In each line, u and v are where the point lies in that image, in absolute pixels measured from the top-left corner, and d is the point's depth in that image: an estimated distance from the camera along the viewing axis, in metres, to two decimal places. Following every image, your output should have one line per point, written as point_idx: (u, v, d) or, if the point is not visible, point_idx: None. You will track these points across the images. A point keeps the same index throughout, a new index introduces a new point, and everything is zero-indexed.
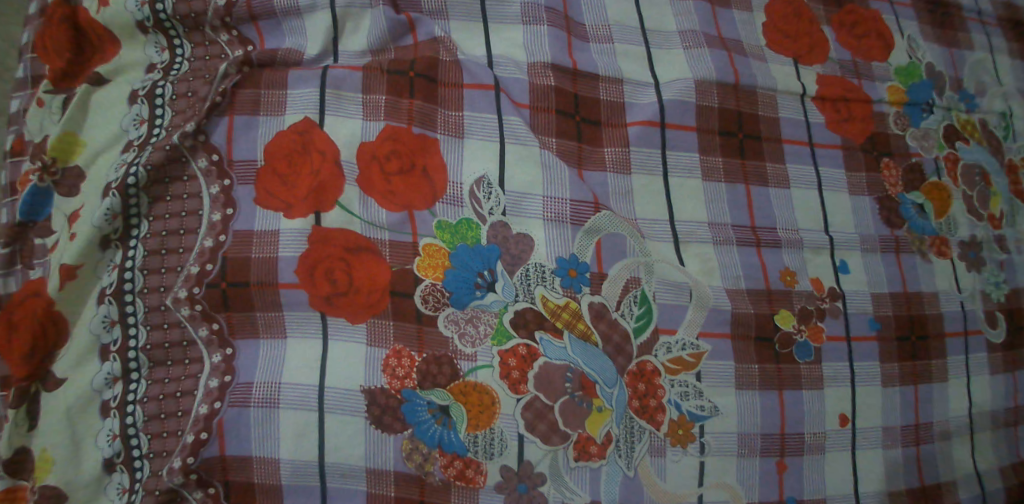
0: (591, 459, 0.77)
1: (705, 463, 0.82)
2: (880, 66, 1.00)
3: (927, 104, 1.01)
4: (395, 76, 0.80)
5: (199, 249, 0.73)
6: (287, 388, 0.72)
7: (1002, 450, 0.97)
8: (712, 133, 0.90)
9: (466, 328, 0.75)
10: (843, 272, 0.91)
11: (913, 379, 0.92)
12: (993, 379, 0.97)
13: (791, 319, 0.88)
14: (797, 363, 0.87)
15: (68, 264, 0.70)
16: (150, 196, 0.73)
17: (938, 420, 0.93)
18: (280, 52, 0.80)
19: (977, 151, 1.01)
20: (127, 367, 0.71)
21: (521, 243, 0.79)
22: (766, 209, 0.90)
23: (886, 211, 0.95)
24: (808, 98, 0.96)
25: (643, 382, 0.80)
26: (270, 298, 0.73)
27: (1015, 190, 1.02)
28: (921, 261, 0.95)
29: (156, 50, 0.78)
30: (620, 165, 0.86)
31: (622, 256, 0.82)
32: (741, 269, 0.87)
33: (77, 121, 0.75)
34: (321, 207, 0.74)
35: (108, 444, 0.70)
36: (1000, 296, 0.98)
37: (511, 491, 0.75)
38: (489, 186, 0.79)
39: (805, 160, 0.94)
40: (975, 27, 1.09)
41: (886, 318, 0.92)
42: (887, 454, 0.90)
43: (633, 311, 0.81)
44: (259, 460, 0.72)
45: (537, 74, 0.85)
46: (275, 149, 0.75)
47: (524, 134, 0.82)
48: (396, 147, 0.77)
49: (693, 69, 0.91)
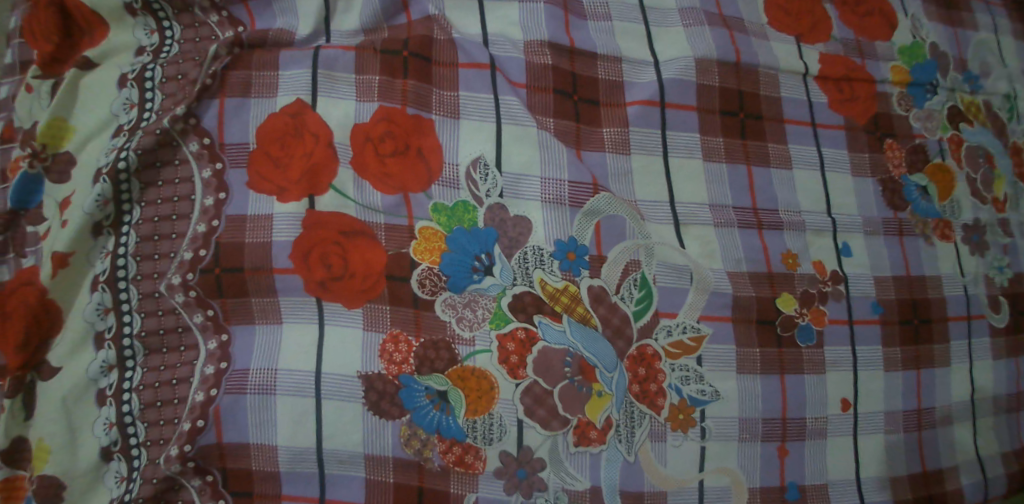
0: (591, 444, 0.76)
1: (706, 448, 0.81)
2: (883, 44, 0.99)
3: (930, 84, 0.99)
4: (388, 56, 0.78)
5: (192, 234, 0.72)
6: (283, 374, 0.71)
7: (1004, 434, 0.96)
8: (712, 113, 0.89)
9: (464, 313, 0.74)
10: (846, 255, 0.90)
11: (916, 363, 0.91)
12: (996, 363, 0.96)
13: (793, 302, 0.87)
14: (799, 347, 0.86)
15: (60, 251, 0.69)
16: (141, 182, 0.72)
17: (941, 405, 0.92)
18: (272, 32, 0.78)
19: (980, 133, 1.00)
20: (122, 355, 0.70)
21: (519, 225, 0.77)
22: (768, 191, 0.89)
23: (889, 192, 0.94)
24: (811, 78, 0.94)
25: (643, 366, 0.79)
26: (264, 283, 0.72)
27: (1019, 172, 1.01)
28: (925, 244, 0.94)
29: (145, 33, 0.76)
30: (619, 146, 0.85)
31: (622, 238, 0.81)
32: (742, 252, 0.86)
33: (67, 106, 0.73)
34: (315, 190, 0.73)
35: (105, 433, 0.69)
36: (1004, 280, 0.97)
37: (511, 477, 0.74)
38: (486, 168, 0.78)
39: (807, 140, 0.92)
40: (979, 6, 1.07)
41: (889, 301, 0.91)
42: (889, 439, 0.89)
43: (633, 294, 0.80)
44: (257, 447, 0.71)
45: (534, 53, 0.84)
46: (267, 131, 0.74)
47: (521, 115, 0.80)
48: (391, 129, 0.76)
49: (694, 47, 0.89)
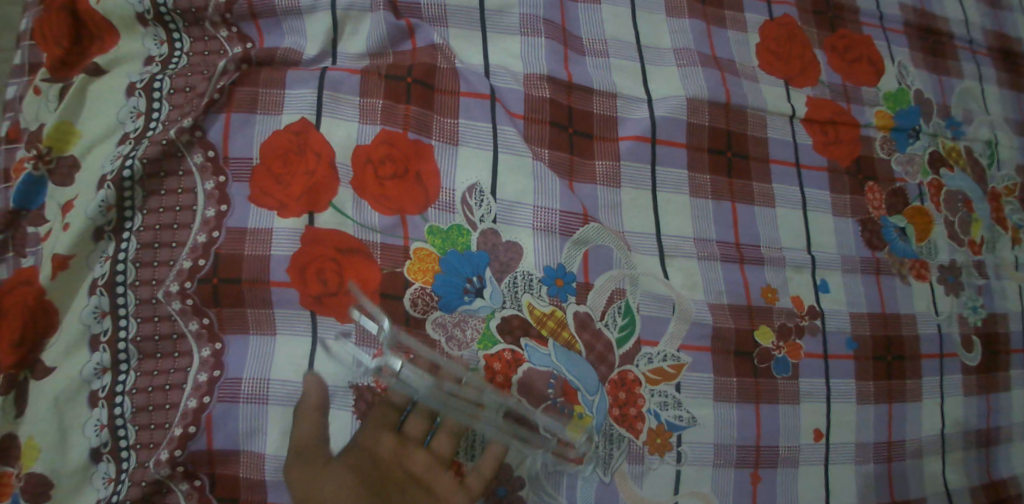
0: (569, 464, 0.79)
1: (682, 472, 0.83)
2: (869, 89, 1.03)
3: (913, 129, 1.03)
4: (393, 81, 0.81)
5: (192, 244, 0.74)
6: (275, 384, 0.73)
7: (972, 469, 0.99)
8: (701, 150, 0.92)
9: (453, 332, 0.77)
10: (823, 291, 0.93)
11: (887, 398, 0.94)
12: (967, 400, 0.99)
13: (770, 335, 0.90)
14: (775, 378, 0.89)
15: (61, 254, 0.71)
16: (145, 190, 0.74)
17: (911, 439, 0.95)
18: (280, 51, 0.81)
19: (960, 178, 1.04)
20: (116, 358, 0.71)
21: (510, 250, 0.80)
22: (751, 227, 0.92)
23: (868, 232, 0.97)
24: (797, 119, 0.98)
25: (624, 390, 0.82)
26: (261, 295, 0.74)
27: (996, 217, 1.05)
28: (901, 283, 0.98)
29: (154, 43, 0.79)
30: (609, 178, 0.88)
31: (609, 267, 0.84)
32: (724, 284, 0.89)
33: (74, 111, 0.75)
34: (314, 208, 0.76)
35: (95, 434, 0.70)
36: (977, 320, 1.01)
37: (491, 494, 0.76)
38: (482, 194, 0.81)
39: (791, 180, 0.96)
40: (966, 55, 1.11)
41: (863, 338, 0.94)
42: (860, 470, 0.92)
43: (617, 321, 0.83)
44: (247, 454, 0.73)
45: (532, 85, 0.87)
46: (272, 148, 0.76)
47: (517, 145, 0.83)
48: (392, 152, 0.79)
49: (686, 86, 0.93)
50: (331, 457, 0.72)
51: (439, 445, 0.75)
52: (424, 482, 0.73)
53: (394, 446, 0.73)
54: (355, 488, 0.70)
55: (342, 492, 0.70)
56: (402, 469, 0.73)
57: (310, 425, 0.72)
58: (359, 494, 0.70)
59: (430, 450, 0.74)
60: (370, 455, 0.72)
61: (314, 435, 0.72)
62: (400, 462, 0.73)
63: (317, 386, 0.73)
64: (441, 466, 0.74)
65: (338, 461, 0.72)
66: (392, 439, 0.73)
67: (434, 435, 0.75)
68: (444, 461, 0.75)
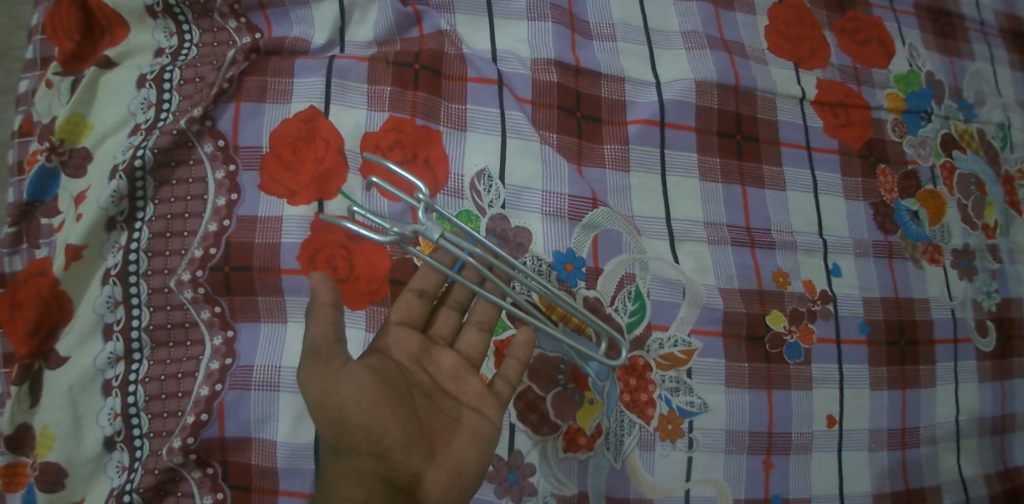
0: (579, 450, 0.79)
1: (694, 458, 0.83)
2: (879, 72, 1.02)
3: (924, 112, 1.02)
4: (400, 68, 0.81)
5: (203, 232, 0.74)
6: (286, 371, 0.73)
7: (987, 457, 0.98)
8: (710, 133, 0.91)
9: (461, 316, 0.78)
10: (836, 275, 0.93)
11: (901, 383, 0.93)
12: (981, 385, 0.98)
13: (782, 319, 0.89)
14: (787, 363, 0.88)
15: (74, 244, 0.72)
16: (156, 180, 0.74)
17: (925, 426, 0.94)
18: (288, 40, 0.81)
19: (973, 160, 1.03)
20: (129, 347, 0.72)
21: (520, 235, 0.80)
22: (761, 211, 0.92)
23: (880, 216, 0.97)
24: (808, 102, 0.97)
25: (635, 376, 0.82)
26: (271, 283, 0.75)
27: (1010, 200, 1.04)
28: (914, 268, 0.97)
29: (164, 35, 0.79)
30: (618, 163, 0.88)
31: (618, 252, 0.84)
32: (734, 269, 0.89)
33: (86, 104, 0.76)
34: (324, 195, 0.77)
35: (109, 423, 0.71)
36: (992, 305, 1.00)
37: (501, 481, 0.76)
38: (490, 180, 0.81)
39: (802, 163, 0.95)
40: (977, 37, 1.10)
41: (877, 322, 0.93)
42: (873, 457, 0.91)
43: (627, 306, 0.83)
44: (258, 441, 0.73)
45: (540, 70, 0.87)
46: (281, 136, 0.77)
47: (525, 130, 0.83)
48: (399, 138, 0.79)
49: (694, 70, 0.92)
50: (348, 360, 0.64)
51: (467, 347, 0.73)
52: (450, 389, 0.70)
53: (419, 347, 0.70)
54: (377, 392, 0.63)
55: (363, 395, 0.63)
56: (426, 373, 0.70)
57: (325, 323, 0.62)
58: (381, 399, 0.63)
59: (457, 351, 0.73)
60: (389, 359, 0.68)
61: (330, 333, 0.62)
62: (422, 366, 0.70)
63: (325, 282, 0.64)
64: (468, 368, 0.71)
65: (356, 364, 0.64)
66: (416, 338, 0.71)
67: (461, 336, 0.74)
68: (471, 362, 0.72)
